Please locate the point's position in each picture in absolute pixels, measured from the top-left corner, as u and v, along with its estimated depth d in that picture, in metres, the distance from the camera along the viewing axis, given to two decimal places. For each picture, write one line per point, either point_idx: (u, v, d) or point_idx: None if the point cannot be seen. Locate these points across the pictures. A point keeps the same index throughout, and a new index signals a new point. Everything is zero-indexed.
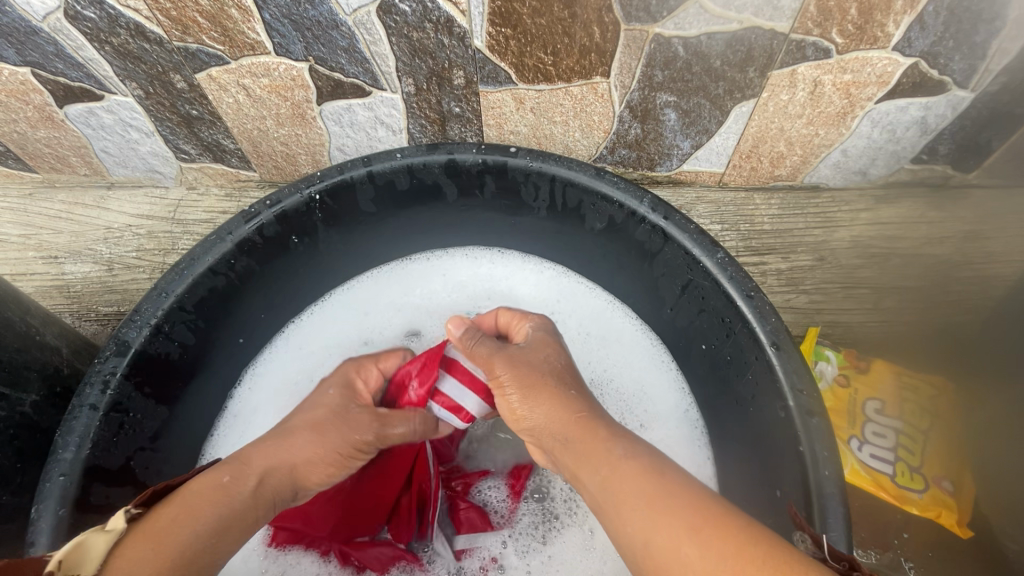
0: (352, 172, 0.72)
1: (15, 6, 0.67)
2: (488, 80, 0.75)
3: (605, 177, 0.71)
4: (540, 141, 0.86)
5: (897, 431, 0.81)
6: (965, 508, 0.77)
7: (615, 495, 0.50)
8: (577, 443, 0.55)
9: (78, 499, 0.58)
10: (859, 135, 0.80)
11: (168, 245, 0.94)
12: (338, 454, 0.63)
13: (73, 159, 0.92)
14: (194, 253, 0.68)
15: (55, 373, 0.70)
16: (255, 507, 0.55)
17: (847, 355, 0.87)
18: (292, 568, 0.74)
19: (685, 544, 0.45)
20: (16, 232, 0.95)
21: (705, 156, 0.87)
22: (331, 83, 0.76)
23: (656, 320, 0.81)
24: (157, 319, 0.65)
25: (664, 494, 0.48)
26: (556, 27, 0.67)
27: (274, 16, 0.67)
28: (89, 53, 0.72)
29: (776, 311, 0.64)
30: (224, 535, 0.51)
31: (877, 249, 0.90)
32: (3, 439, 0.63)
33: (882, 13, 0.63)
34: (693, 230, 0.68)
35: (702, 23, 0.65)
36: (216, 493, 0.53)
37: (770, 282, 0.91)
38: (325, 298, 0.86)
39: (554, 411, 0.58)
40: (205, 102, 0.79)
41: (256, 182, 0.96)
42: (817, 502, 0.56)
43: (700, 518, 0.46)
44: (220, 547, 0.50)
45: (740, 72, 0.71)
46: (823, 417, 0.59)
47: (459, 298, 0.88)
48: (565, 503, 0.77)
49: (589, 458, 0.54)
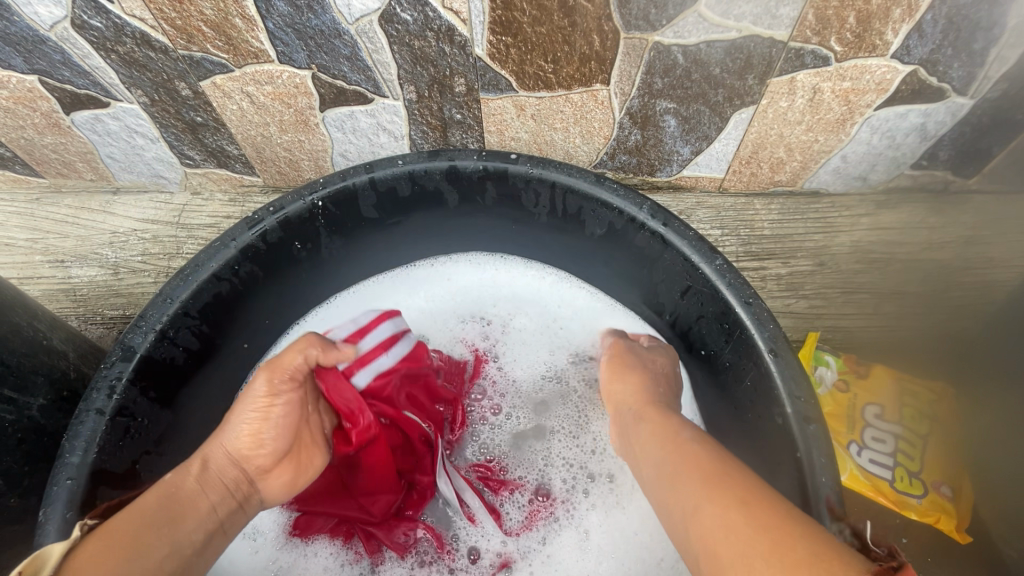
0: (354, 179, 0.73)
1: (23, 16, 0.68)
2: (489, 87, 0.76)
3: (605, 184, 0.72)
4: (541, 147, 0.87)
5: (896, 437, 0.81)
6: (963, 513, 0.77)
7: (673, 469, 0.55)
8: (644, 416, 0.64)
9: (84, 502, 0.59)
10: (859, 141, 0.81)
11: (173, 249, 0.95)
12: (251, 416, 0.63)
13: (79, 165, 0.93)
14: (197, 259, 0.69)
15: (62, 377, 0.71)
16: (199, 492, 0.58)
17: (847, 359, 0.87)
18: (304, 558, 0.74)
19: (731, 509, 0.48)
20: (23, 236, 0.96)
21: (705, 162, 0.87)
22: (333, 90, 0.77)
23: (656, 326, 0.82)
24: (162, 324, 0.66)
25: (717, 472, 0.52)
26: (556, 35, 0.67)
27: (278, 25, 0.68)
28: (95, 61, 0.73)
29: (774, 318, 0.64)
30: (164, 528, 0.54)
31: (876, 254, 0.90)
32: (11, 443, 0.65)
33: (880, 21, 0.63)
34: (692, 237, 0.68)
35: (702, 31, 0.66)
36: (165, 488, 0.57)
37: (770, 287, 0.91)
38: (329, 301, 0.87)
39: (642, 392, 0.68)
40: (209, 109, 0.80)
41: (260, 187, 0.97)
42: (814, 509, 0.56)
43: (745, 495, 0.48)
44: (159, 540, 0.53)
45: (740, 79, 0.72)
46: (820, 424, 0.59)
47: (465, 304, 0.89)
48: (565, 500, 0.77)
49: (659, 436, 0.60)
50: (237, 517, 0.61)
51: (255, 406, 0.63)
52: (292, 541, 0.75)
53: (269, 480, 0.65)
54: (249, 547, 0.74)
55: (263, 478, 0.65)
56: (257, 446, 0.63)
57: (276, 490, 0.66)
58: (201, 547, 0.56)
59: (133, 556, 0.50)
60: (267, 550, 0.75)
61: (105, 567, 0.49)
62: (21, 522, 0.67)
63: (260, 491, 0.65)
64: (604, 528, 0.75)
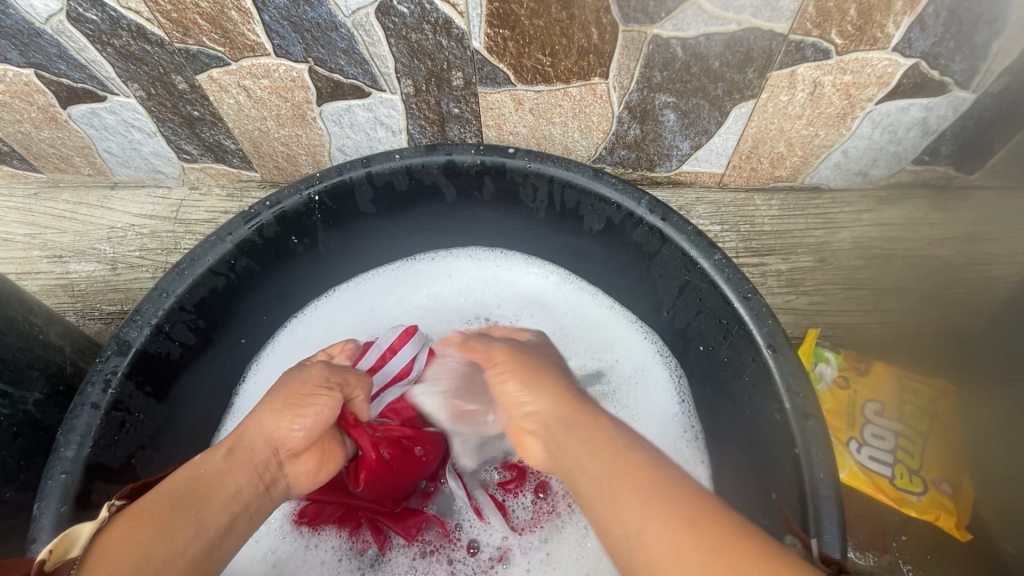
0: (351, 173, 0.73)
1: (18, 9, 0.68)
2: (487, 81, 0.75)
3: (603, 178, 0.71)
4: (539, 142, 0.86)
5: (896, 434, 0.81)
6: (963, 510, 0.77)
7: (612, 481, 0.52)
8: (579, 422, 0.58)
9: (79, 496, 0.59)
10: (860, 136, 0.80)
11: (171, 244, 0.95)
12: (281, 403, 0.62)
13: (77, 159, 0.92)
14: (194, 253, 0.68)
15: (59, 372, 0.71)
16: (226, 475, 0.57)
17: (848, 356, 0.86)
18: (304, 551, 0.74)
19: (682, 536, 0.45)
20: (22, 231, 0.96)
21: (705, 157, 0.87)
22: (330, 84, 0.76)
23: (656, 323, 0.81)
24: (158, 319, 0.66)
25: (664, 491, 0.49)
26: (554, 28, 0.67)
27: (274, 18, 0.68)
28: (91, 55, 0.73)
29: (773, 313, 0.64)
30: (191, 511, 0.53)
31: (878, 249, 0.90)
32: (6, 437, 0.65)
33: (881, 14, 0.63)
34: (691, 231, 0.68)
35: (700, 24, 0.65)
36: (189, 471, 0.57)
37: (770, 283, 0.90)
38: (329, 295, 0.87)
39: (559, 396, 0.61)
40: (206, 103, 0.80)
41: (258, 182, 0.97)
42: (812, 505, 0.56)
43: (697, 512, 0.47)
44: (185, 523, 0.52)
45: (740, 73, 0.71)
46: (819, 420, 0.59)
47: (465, 301, 0.89)
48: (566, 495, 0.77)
49: (592, 441, 0.56)
50: (261, 504, 0.59)
51: (300, 389, 0.64)
52: (296, 530, 0.75)
53: (296, 467, 0.63)
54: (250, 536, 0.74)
55: (290, 466, 0.62)
56: (290, 428, 0.62)
57: (301, 478, 0.64)
58: (224, 533, 0.55)
59: (160, 539, 0.50)
60: (269, 539, 0.75)
61: (131, 549, 0.49)
62: (18, 516, 0.67)
63: (286, 477, 0.62)
64: None
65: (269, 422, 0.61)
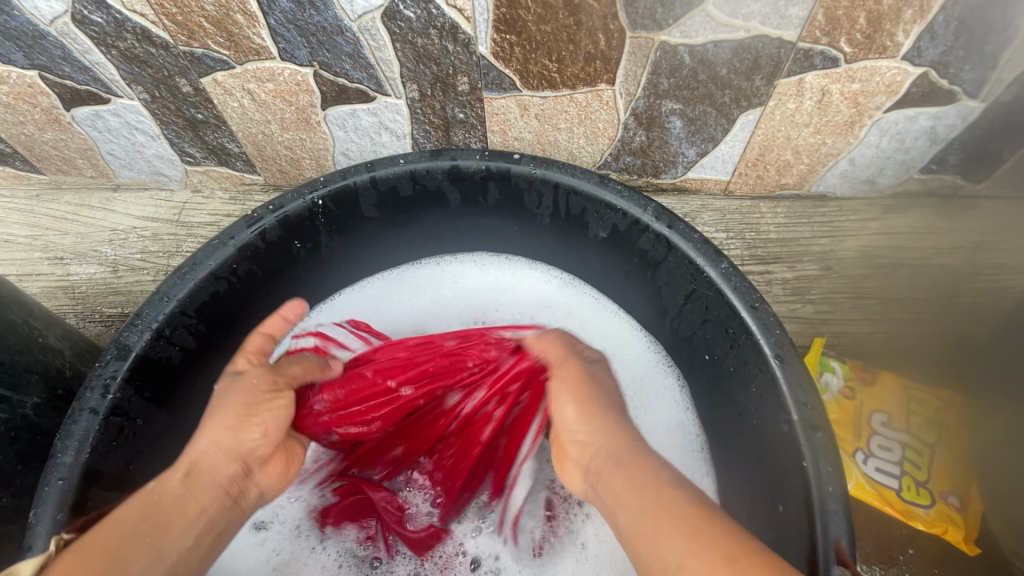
0: (355, 178, 0.72)
1: (23, 11, 0.68)
2: (492, 86, 0.75)
3: (609, 185, 0.71)
4: (544, 147, 0.86)
5: (903, 444, 0.80)
6: (972, 523, 0.76)
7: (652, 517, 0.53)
8: (624, 461, 0.60)
9: (76, 504, 0.58)
10: (867, 144, 0.80)
11: (173, 247, 0.94)
12: (239, 415, 0.65)
13: (79, 161, 0.92)
14: (196, 257, 0.68)
15: (58, 375, 0.70)
16: (188, 494, 0.59)
17: (854, 366, 0.86)
18: (306, 554, 0.73)
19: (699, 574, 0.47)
20: (23, 233, 0.96)
21: (711, 164, 0.86)
22: (335, 88, 0.76)
23: (660, 331, 0.80)
24: (159, 323, 0.65)
25: (697, 522, 0.51)
26: (561, 34, 0.66)
27: (280, 22, 0.67)
28: (96, 57, 0.73)
29: (780, 322, 0.63)
30: (149, 535, 0.55)
31: (884, 258, 0.89)
32: (4, 441, 0.64)
33: (891, 22, 0.62)
34: (697, 239, 0.67)
35: (709, 31, 0.65)
36: (145, 496, 0.58)
37: (776, 291, 0.89)
38: (333, 298, 0.86)
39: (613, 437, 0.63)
40: (210, 106, 0.80)
41: (261, 185, 0.96)
42: (820, 519, 0.55)
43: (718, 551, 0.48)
44: (140, 551, 0.53)
45: (747, 80, 0.71)
46: (827, 432, 0.58)
47: (469, 307, 0.87)
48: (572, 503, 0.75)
49: (640, 484, 0.57)
50: (230, 517, 0.62)
51: (246, 398, 0.66)
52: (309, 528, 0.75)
53: (264, 472, 0.67)
54: (255, 538, 0.74)
55: (255, 476, 0.65)
56: (249, 436, 0.65)
57: (272, 482, 0.68)
58: (191, 549, 0.57)
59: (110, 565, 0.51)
60: (277, 540, 0.74)
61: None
62: (14, 521, 0.66)
63: (256, 485, 0.66)
64: (601, 538, 0.73)
65: (224, 436, 0.63)
